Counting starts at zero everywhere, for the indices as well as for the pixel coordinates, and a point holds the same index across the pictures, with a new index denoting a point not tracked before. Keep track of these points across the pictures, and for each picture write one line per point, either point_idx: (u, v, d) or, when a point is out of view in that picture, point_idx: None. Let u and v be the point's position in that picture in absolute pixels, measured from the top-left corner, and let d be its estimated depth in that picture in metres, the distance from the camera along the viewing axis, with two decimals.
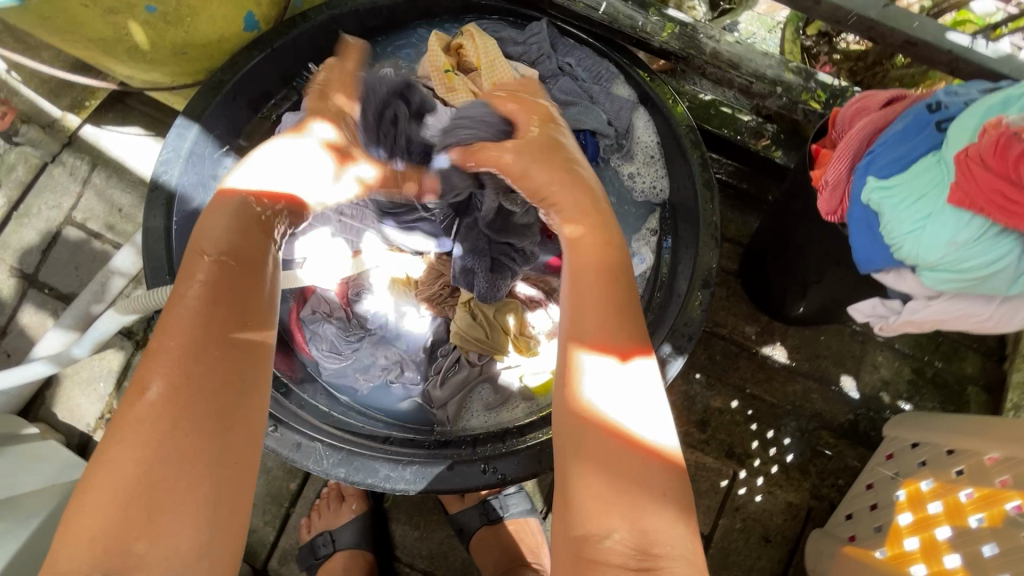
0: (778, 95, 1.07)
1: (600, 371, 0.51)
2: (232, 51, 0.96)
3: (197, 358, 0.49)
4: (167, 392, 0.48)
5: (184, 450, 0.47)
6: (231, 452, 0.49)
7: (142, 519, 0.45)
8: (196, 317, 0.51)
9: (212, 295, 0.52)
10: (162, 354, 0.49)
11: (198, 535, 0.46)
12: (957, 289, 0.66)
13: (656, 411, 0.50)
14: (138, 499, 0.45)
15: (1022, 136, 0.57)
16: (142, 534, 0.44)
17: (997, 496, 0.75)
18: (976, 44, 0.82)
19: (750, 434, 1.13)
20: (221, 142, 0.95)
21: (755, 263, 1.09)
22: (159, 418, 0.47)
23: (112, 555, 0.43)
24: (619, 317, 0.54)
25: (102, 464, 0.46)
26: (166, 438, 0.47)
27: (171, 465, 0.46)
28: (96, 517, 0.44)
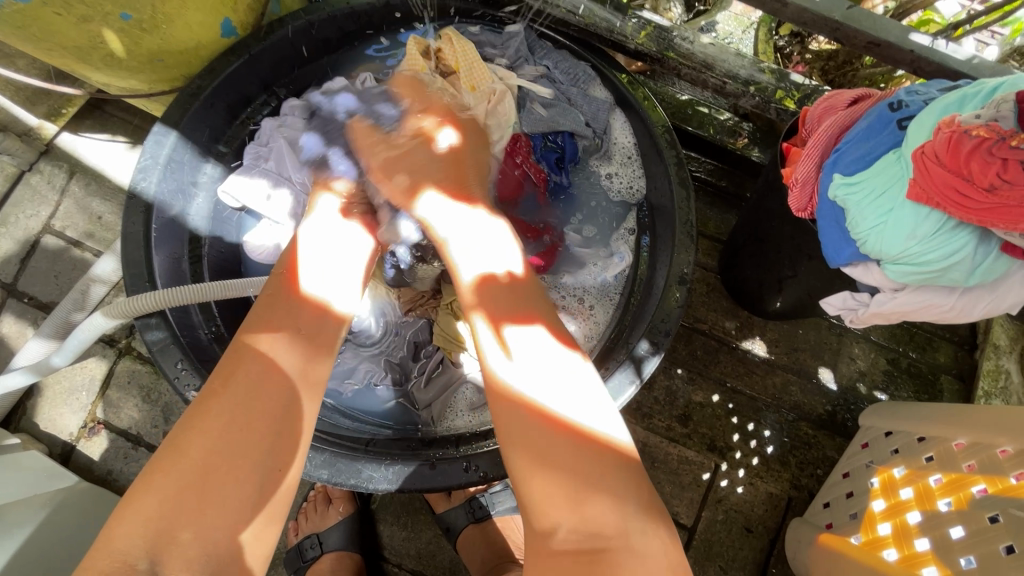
0: (750, 95, 1.08)
1: (540, 371, 0.62)
2: (210, 57, 0.96)
3: (261, 373, 0.62)
4: (228, 399, 0.59)
5: (236, 446, 0.57)
6: (275, 460, 0.58)
7: (190, 508, 0.53)
8: (265, 327, 0.66)
9: (273, 315, 0.67)
10: (240, 365, 0.62)
11: (235, 529, 0.54)
12: (920, 280, 0.68)
13: (592, 391, 0.62)
14: (193, 488, 0.54)
15: (974, 133, 0.59)
16: (186, 521, 0.53)
17: (963, 481, 0.78)
18: (937, 43, 0.85)
19: (731, 427, 1.15)
20: (202, 148, 0.95)
21: (733, 259, 1.11)
22: (223, 419, 0.58)
23: (159, 538, 0.52)
24: (543, 312, 0.69)
25: (163, 461, 0.56)
26: (220, 439, 0.57)
27: (225, 459, 0.56)
28: (154, 501, 0.53)
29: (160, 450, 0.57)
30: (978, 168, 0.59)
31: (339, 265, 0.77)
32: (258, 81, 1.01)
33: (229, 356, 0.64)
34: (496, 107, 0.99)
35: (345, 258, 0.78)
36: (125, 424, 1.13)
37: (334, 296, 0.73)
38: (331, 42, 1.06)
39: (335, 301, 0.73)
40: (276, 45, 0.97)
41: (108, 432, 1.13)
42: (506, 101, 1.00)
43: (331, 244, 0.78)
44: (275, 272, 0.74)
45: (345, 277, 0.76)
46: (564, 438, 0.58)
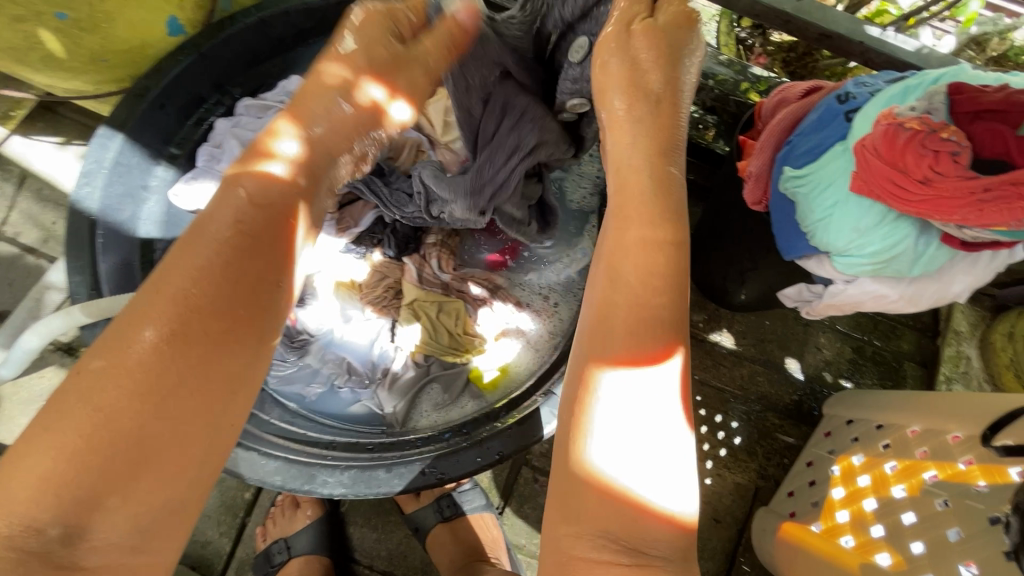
0: (710, 88, 1.10)
1: (623, 404, 0.46)
2: (157, 57, 0.94)
3: (200, 306, 0.43)
4: (163, 348, 0.42)
5: (166, 403, 0.41)
6: (216, 427, 0.44)
7: (113, 479, 0.39)
8: (220, 262, 0.45)
9: (235, 244, 0.46)
10: (170, 293, 0.43)
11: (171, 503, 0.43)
12: (867, 272, 0.69)
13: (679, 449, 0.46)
14: (117, 452, 0.39)
15: (907, 125, 0.55)
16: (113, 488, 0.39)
17: (916, 468, 0.79)
18: (886, 35, 0.85)
19: (699, 419, 1.16)
20: (151, 150, 0.93)
21: (699, 252, 1.11)
22: (146, 369, 0.41)
23: (76, 507, 0.38)
24: (657, 303, 0.49)
25: (69, 410, 0.40)
26: (158, 401, 0.41)
27: (156, 419, 0.41)
28: (54, 459, 0.38)
29: (66, 390, 0.41)
30: (913, 162, 0.55)
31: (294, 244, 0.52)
32: (211, 80, 0.98)
33: (158, 286, 0.44)
34: None
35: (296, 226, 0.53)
36: None
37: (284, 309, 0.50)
38: (286, 40, 1.04)
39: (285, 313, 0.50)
40: (227, 43, 0.95)
41: None
42: None
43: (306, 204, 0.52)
44: (211, 212, 0.47)
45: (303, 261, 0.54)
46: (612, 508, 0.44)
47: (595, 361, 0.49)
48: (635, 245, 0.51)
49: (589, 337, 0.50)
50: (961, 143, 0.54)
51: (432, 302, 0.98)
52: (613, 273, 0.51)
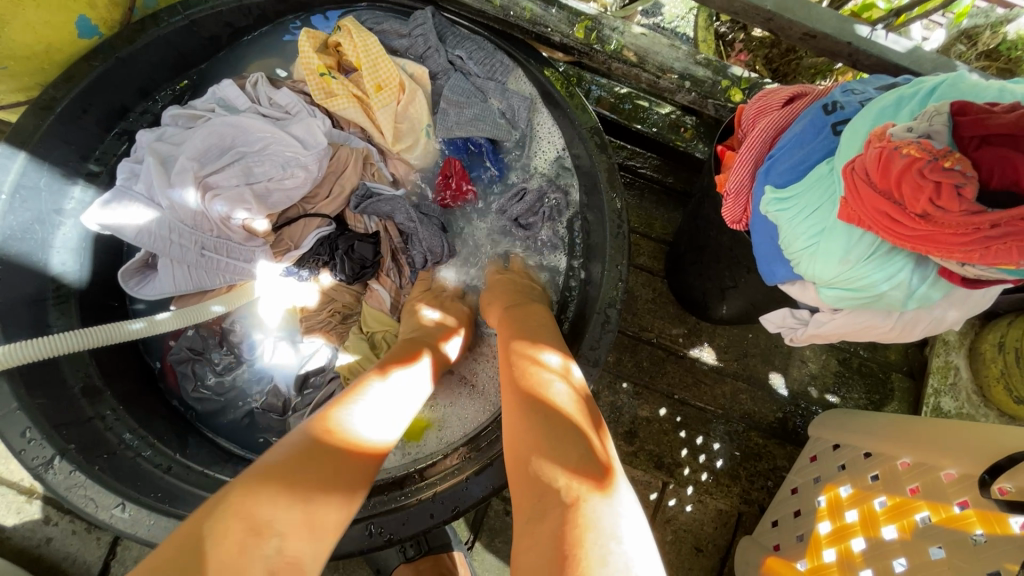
0: (687, 90, 1.00)
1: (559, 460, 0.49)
2: (68, 62, 0.83)
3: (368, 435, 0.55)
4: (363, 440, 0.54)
5: (349, 483, 0.50)
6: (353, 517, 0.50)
7: (315, 510, 0.47)
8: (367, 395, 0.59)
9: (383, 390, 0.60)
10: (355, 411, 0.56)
11: (348, 515, 0.50)
12: (855, 305, 0.62)
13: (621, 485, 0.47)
14: (327, 497, 0.48)
15: (904, 151, 0.48)
16: (312, 521, 0.46)
17: (907, 507, 0.73)
18: (876, 34, 0.78)
19: (679, 442, 1.10)
20: (66, 168, 0.83)
21: (677, 265, 1.04)
22: (348, 452, 0.52)
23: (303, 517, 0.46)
24: (565, 392, 0.58)
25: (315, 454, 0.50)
26: (338, 444, 0.51)
27: (345, 485, 0.50)
28: (291, 497, 0.46)
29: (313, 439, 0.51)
30: (910, 193, 0.48)
31: (389, 412, 0.59)
32: (135, 87, 0.88)
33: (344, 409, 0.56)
34: (407, 108, 0.91)
35: (394, 407, 0.60)
36: (14, 475, 1.00)
37: (376, 432, 0.56)
38: (220, 39, 0.95)
39: (378, 437, 0.56)
40: (150, 45, 0.85)
41: None
42: (419, 99, 0.92)
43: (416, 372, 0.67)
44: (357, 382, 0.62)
45: (405, 413, 0.61)
46: (572, 564, 0.41)
47: (521, 437, 0.54)
48: (531, 358, 0.63)
49: (515, 435, 0.55)
50: (967, 173, 0.46)
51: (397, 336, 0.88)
52: (518, 381, 0.60)
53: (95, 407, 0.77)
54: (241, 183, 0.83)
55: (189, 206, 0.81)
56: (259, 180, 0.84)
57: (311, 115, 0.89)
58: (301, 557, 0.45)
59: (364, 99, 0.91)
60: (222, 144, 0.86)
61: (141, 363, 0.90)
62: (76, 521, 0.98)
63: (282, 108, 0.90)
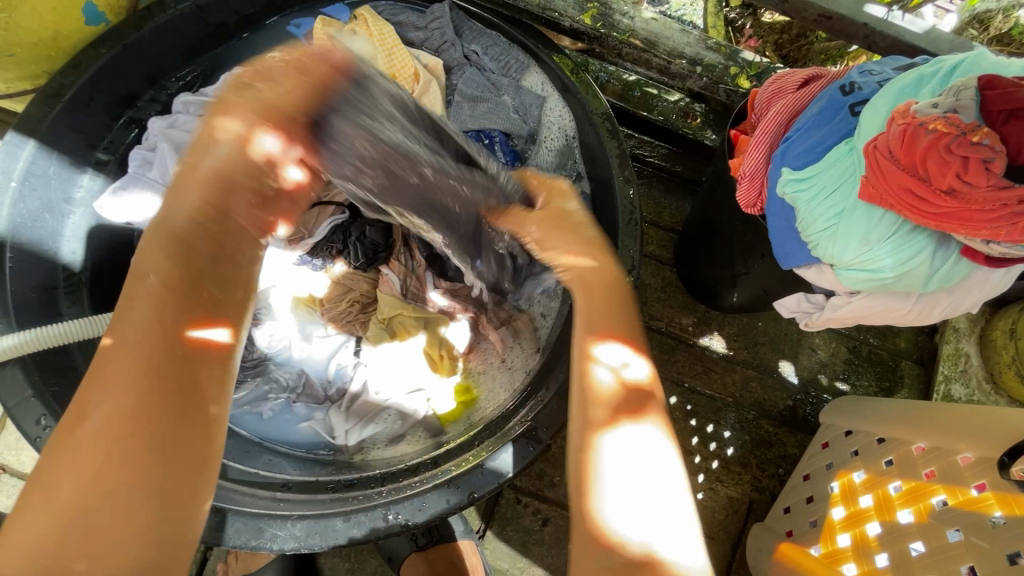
0: (698, 75, 0.99)
1: (640, 510, 0.45)
2: (75, 49, 0.82)
3: (132, 391, 0.41)
4: (116, 410, 0.40)
5: (116, 478, 0.39)
6: (162, 499, 0.40)
7: (72, 542, 0.37)
8: (140, 321, 0.43)
9: (159, 298, 0.44)
10: (113, 358, 0.42)
11: (143, 511, 0.39)
12: (873, 287, 0.62)
13: (676, 524, 0.45)
14: (81, 518, 0.38)
15: (930, 126, 0.48)
16: (79, 552, 0.37)
17: (923, 491, 0.73)
18: (892, 15, 0.77)
19: (690, 430, 1.10)
20: (74, 156, 0.82)
21: (687, 253, 1.04)
22: (101, 438, 0.39)
23: (57, 557, 0.37)
24: (641, 406, 0.50)
25: (51, 462, 0.39)
26: (89, 439, 0.39)
27: (111, 483, 0.39)
28: (27, 537, 0.37)
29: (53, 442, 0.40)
30: (936, 168, 0.48)
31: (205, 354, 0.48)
32: (143, 75, 0.88)
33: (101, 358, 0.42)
34: (421, 98, 0.91)
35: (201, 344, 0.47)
36: (25, 466, 1.00)
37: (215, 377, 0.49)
38: (228, 26, 0.94)
39: None
40: (158, 31, 0.85)
41: (9, 477, 0.99)
42: (433, 90, 0.92)
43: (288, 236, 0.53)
44: (129, 296, 0.44)
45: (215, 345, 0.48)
46: None
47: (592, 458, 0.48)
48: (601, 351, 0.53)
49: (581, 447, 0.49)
50: (995, 147, 0.47)
51: (414, 317, 0.91)
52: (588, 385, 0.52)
53: None
54: None
55: None
56: None
57: None
58: None
59: None
60: None
61: None
62: None
63: None
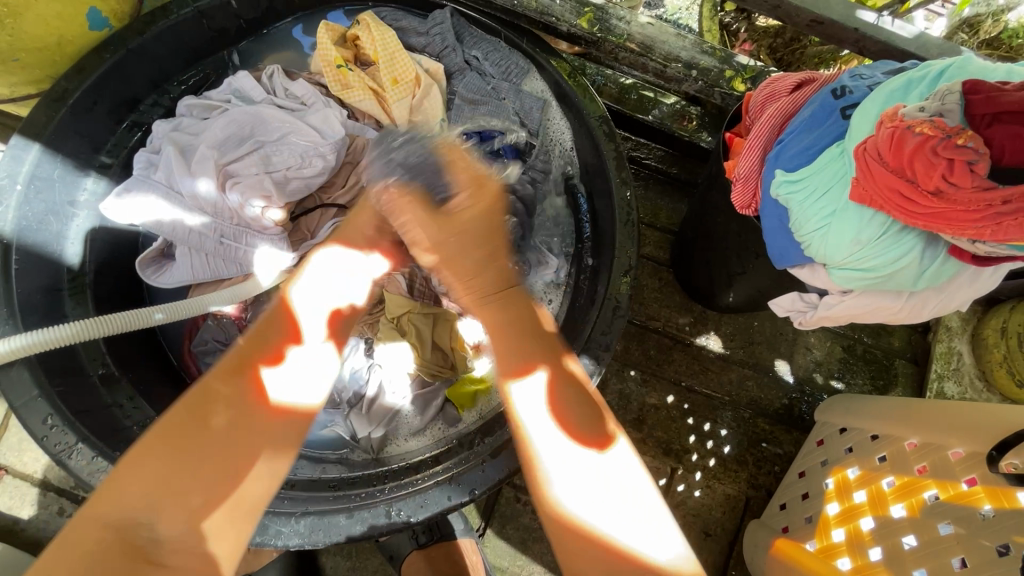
0: (693, 79, 1.00)
1: (583, 475, 0.55)
2: (80, 54, 0.84)
3: (251, 368, 0.56)
4: (238, 380, 0.55)
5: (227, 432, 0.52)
6: (257, 452, 0.53)
7: (188, 474, 0.50)
8: (265, 321, 0.60)
9: (281, 307, 0.61)
10: (245, 346, 0.58)
11: (243, 457, 0.53)
12: (865, 286, 0.63)
13: (615, 481, 0.55)
14: (197, 460, 0.51)
15: (916, 129, 0.49)
16: (190, 484, 0.50)
17: (915, 486, 0.74)
18: (883, 20, 0.79)
19: (687, 428, 1.11)
20: (78, 159, 0.83)
21: (684, 253, 1.05)
22: (221, 402, 0.53)
23: (173, 487, 0.49)
24: (568, 390, 0.59)
25: (176, 418, 0.52)
26: (210, 395, 0.54)
27: (222, 436, 0.52)
28: (153, 470, 0.50)
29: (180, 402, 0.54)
30: (922, 170, 0.50)
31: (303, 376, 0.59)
32: (146, 79, 0.89)
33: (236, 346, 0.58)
34: (422, 102, 0.92)
35: (315, 368, 0.60)
36: (27, 467, 1.01)
37: (302, 394, 0.58)
38: (230, 31, 0.96)
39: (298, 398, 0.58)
40: (161, 36, 0.86)
41: (11, 478, 1.00)
42: (433, 94, 0.93)
43: (356, 268, 0.68)
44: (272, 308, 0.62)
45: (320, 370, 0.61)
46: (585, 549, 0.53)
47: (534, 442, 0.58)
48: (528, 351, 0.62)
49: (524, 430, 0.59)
50: (979, 150, 0.48)
51: (425, 317, 0.89)
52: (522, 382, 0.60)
53: (113, 395, 0.77)
54: (260, 171, 0.84)
55: (205, 195, 0.82)
56: (278, 169, 0.85)
57: (326, 106, 0.89)
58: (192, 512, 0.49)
59: (379, 91, 0.91)
60: (241, 133, 0.86)
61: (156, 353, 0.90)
62: None
63: (298, 99, 0.91)
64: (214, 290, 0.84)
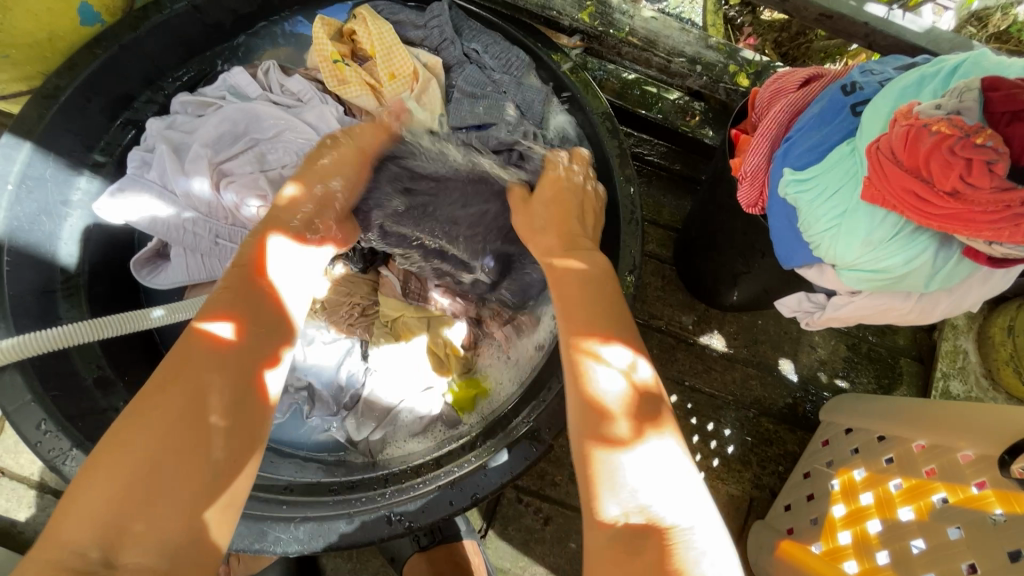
0: (698, 74, 0.99)
1: (656, 488, 0.49)
2: (71, 50, 0.82)
3: (207, 370, 0.50)
4: (190, 386, 0.49)
5: (182, 445, 0.47)
6: (215, 468, 0.48)
7: (137, 498, 0.44)
8: (227, 306, 0.55)
9: (240, 291, 0.57)
10: (196, 343, 0.52)
11: (201, 474, 0.47)
12: (875, 287, 0.62)
13: (688, 500, 0.49)
14: (144, 481, 0.45)
15: (933, 128, 0.48)
16: (141, 509, 0.44)
17: (924, 488, 0.74)
18: (893, 14, 0.77)
19: (691, 428, 1.10)
20: (71, 157, 0.81)
21: (688, 251, 1.03)
22: (170, 410, 0.47)
23: (122, 515, 0.43)
24: (641, 401, 0.55)
25: (119, 437, 0.46)
26: (156, 402, 0.48)
27: (173, 451, 0.46)
28: (94, 498, 0.44)
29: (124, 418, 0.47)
30: (938, 170, 0.48)
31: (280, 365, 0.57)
32: (140, 75, 0.87)
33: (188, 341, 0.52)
34: (420, 96, 0.90)
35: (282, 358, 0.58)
36: (24, 469, 0.99)
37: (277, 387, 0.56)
38: (225, 26, 0.94)
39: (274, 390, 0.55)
40: (155, 32, 0.84)
41: (7, 480, 0.99)
42: (432, 89, 0.90)
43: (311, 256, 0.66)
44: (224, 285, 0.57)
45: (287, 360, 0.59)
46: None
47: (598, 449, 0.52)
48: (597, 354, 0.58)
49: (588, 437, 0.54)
50: (998, 149, 0.47)
51: (418, 318, 0.91)
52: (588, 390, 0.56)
53: (108, 398, 0.76)
54: (255, 170, 0.83)
55: (200, 195, 0.81)
56: (273, 167, 0.84)
57: (322, 102, 0.88)
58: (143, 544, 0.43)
59: (377, 87, 0.89)
60: (235, 130, 0.85)
61: (152, 355, 0.89)
62: None
63: (293, 95, 0.89)
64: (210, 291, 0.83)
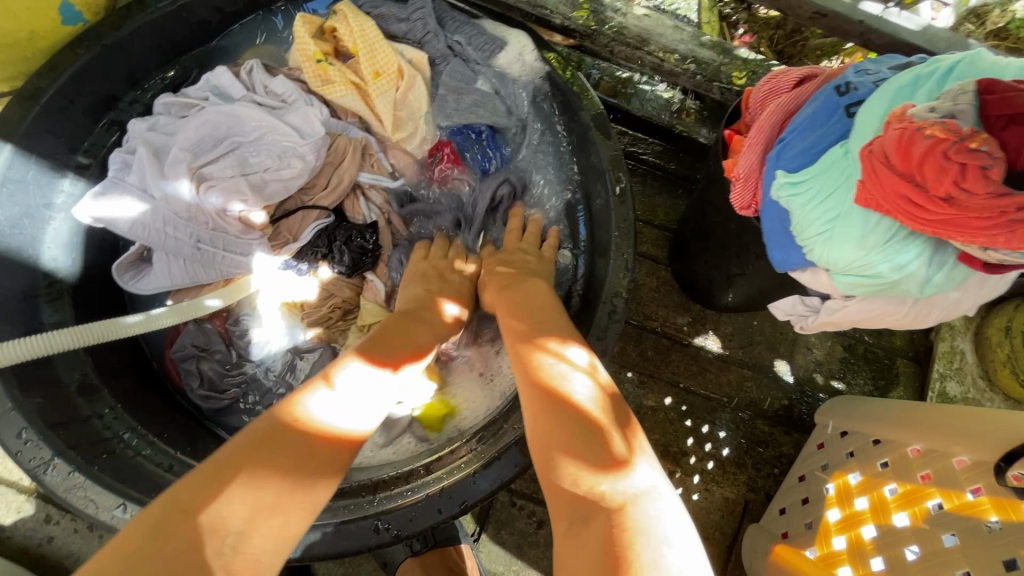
0: (691, 73, 0.97)
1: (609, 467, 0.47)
2: (53, 50, 0.80)
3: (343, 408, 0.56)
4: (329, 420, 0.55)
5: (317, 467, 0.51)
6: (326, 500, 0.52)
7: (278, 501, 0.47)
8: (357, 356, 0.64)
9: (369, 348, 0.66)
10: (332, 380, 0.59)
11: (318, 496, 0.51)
12: (868, 292, 0.61)
13: (644, 480, 0.46)
14: (287, 486, 0.48)
15: (927, 131, 0.47)
16: (278, 512, 0.47)
17: (918, 494, 0.73)
18: (889, 12, 0.76)
19: (685, 431, 1.09)
20: (54, 160, 0.80)
21: (682, 252, 1.02)
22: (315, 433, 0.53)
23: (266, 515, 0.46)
24: (595, 396, 0.55)
25: (272, 442, 0.50)
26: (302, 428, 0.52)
27: (313, 466, 0.51)
28: (242, 494, 0.46)
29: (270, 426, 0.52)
30: (932, 174, 0.47)
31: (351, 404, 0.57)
32: (123, 75, 0.86)
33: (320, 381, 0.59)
34: (406, 95, 0.88)
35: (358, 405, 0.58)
36: (11, 474, 0.98)
37: (342, 421, 0.55)
38: (211, 24, 0.92)
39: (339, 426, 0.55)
40: (139, 31, 0.83)
41: None
42: (418, 86, 0.89)
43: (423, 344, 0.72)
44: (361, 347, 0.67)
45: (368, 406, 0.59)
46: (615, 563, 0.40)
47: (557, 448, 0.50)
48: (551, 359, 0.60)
49: (545, 436, 0.52)
50: (993, 154, 0.45)
51: None
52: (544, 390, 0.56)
53: (92, 405, 0.75)
54: (236, 173, 0.82)
55: (181, 199, 0.80)
56: (255, 170, 0.83)
57: (308, 104, 0.87)
58: (259, 551, 0.45)
59: (361, 85, 0.87)
60: (217, 133, 0.83)
61: (138, 360, 0.88)
62: (78, 520, 0.97)
63: (278, 96, 0.88)
64: (195, 297, 0.84)
